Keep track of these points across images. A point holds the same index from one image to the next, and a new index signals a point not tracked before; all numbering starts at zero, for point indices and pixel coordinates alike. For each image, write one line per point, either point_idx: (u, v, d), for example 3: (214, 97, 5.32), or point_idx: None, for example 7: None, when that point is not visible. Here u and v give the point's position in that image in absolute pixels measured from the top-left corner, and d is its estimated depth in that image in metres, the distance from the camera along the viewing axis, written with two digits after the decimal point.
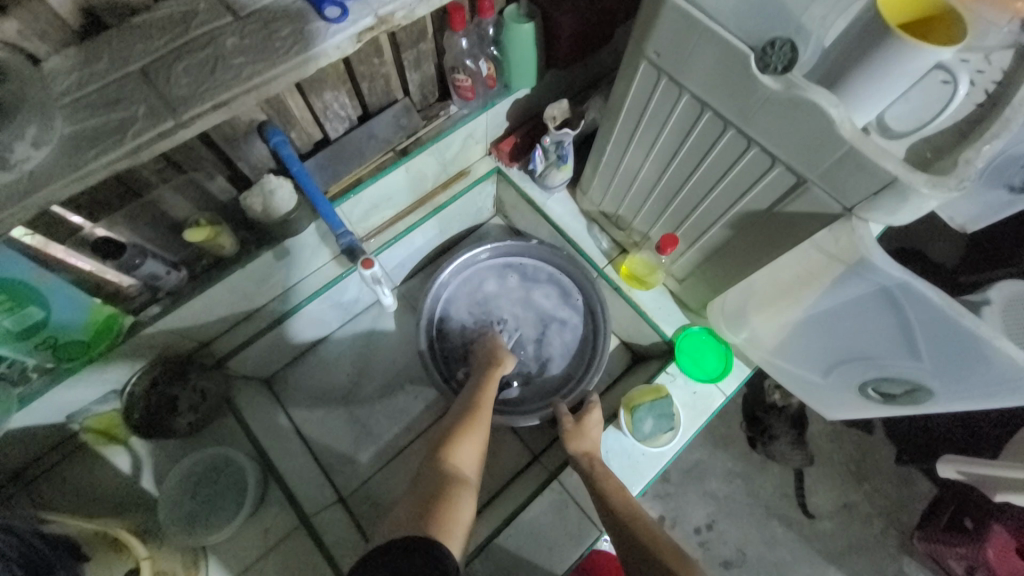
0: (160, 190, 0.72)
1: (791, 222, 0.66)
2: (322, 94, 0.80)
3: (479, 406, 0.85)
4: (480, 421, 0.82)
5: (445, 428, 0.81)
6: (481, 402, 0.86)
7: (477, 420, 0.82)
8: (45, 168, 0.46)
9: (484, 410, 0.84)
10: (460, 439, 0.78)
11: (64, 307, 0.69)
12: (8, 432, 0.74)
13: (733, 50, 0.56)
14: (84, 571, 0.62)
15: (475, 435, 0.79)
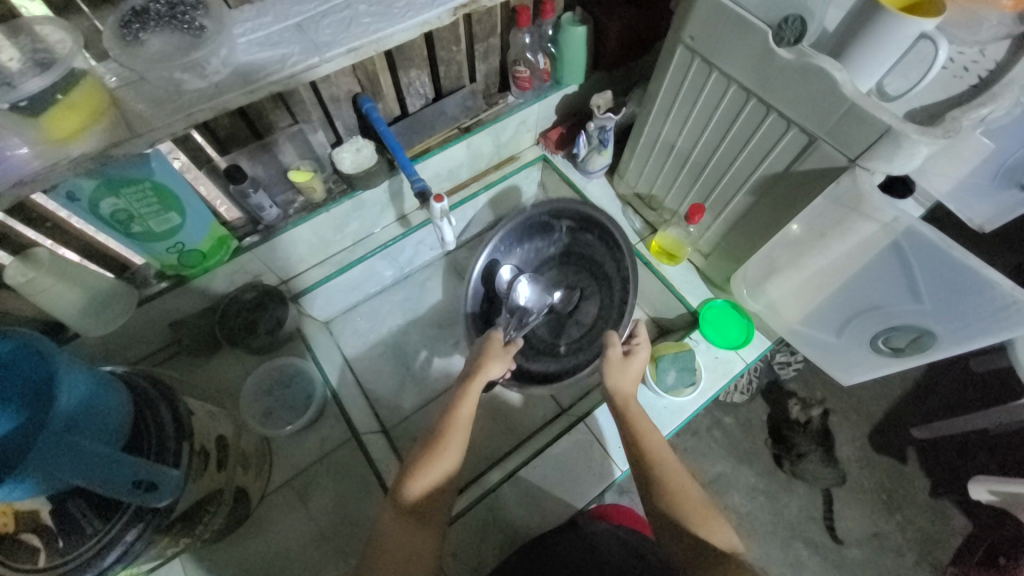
0: (276, 135, 0.89)
1: (805, 179, 0.76)
2: (408, 71, 0.96)
3: (450, 428, 0.77)
4: (452, 444, 0.75)
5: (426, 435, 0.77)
6: (452, 425, 0.77)
7: (444, 451, 0.74)
8: (228, 82, 0.62)
9: (456, 433, 0.76)
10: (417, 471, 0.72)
11: (196, 222, 0.83)
12: (130, 324, 0.90)
13: (755, 30, 0.69)
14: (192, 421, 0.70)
15: (443, 461, 0.73)
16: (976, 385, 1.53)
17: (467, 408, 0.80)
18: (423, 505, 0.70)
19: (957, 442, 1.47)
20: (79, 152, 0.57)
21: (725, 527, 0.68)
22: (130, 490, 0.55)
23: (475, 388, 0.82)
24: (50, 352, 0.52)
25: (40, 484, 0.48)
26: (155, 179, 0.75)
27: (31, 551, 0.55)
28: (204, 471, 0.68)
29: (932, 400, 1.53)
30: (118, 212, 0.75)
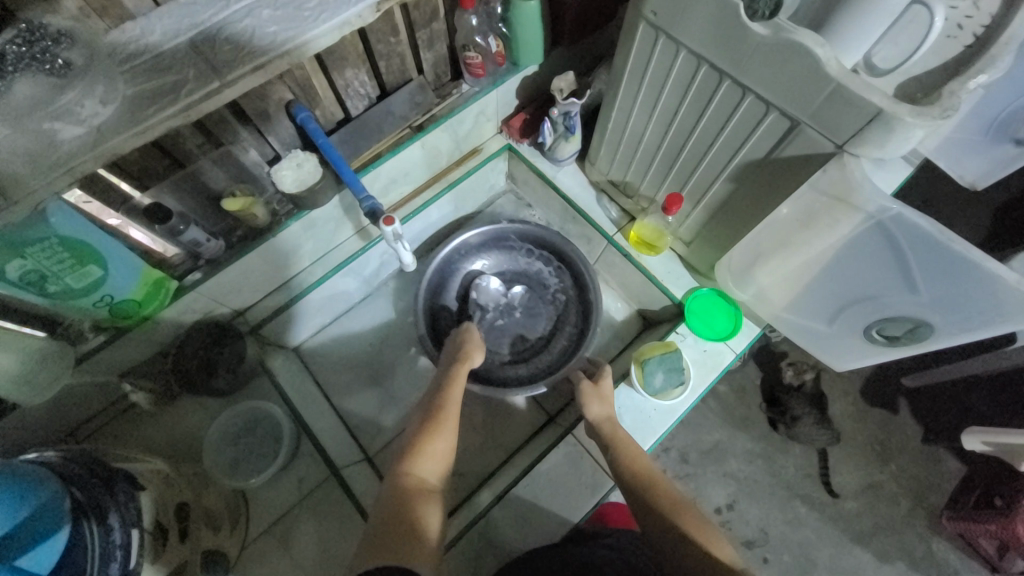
0: (201, 161, 0.79)
1: (789, 166, 0.69)
2: (344, 72, 0.86)
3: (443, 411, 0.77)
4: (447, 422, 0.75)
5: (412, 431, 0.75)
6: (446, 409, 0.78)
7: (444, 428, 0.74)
8: (112, 123, 0.53)
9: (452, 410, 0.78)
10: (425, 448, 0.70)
11: (121, 269, 0.74)
12: (68, 386, 0.82)
13: (724, 2, 0.60)
14: (142, 498, 0.64)
15: (439, 438, 0.72)
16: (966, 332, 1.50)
17: (455, 391, 0.82)
18: (428, 483, 0.67)
19: (949, 390, 1.47)
20: None
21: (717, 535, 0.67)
22: None
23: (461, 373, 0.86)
24: None
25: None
26: (61, 234, 0.66)
27: None
28: (162, 547, 0.64)
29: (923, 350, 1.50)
30: (26, 274, 0.66)
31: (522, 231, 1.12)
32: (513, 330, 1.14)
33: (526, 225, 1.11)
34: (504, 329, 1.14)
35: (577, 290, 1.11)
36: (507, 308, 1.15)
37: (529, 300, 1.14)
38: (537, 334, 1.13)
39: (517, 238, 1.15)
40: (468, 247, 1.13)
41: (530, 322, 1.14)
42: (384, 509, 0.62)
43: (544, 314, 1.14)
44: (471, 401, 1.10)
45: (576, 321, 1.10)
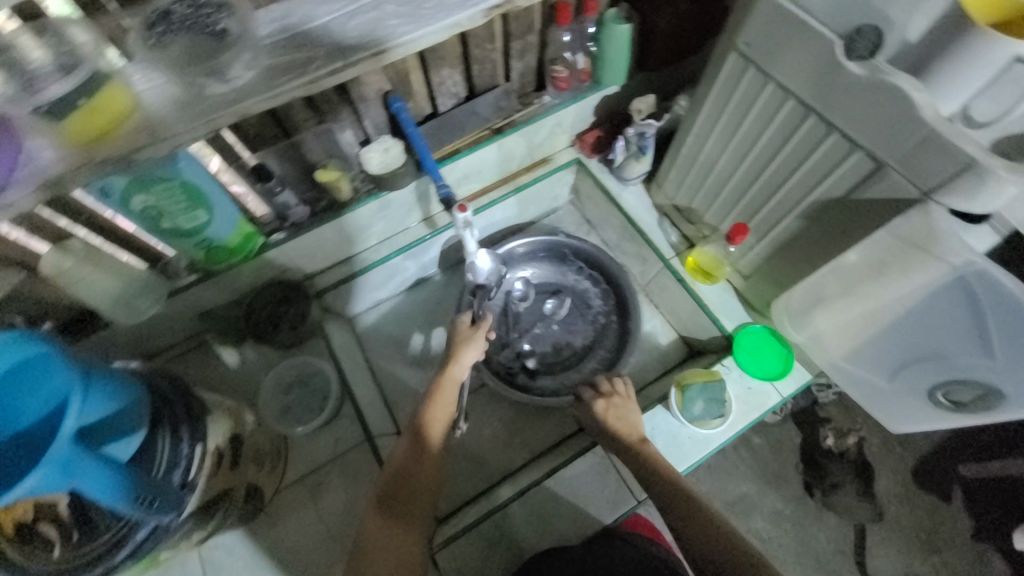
0: (305, 134, 0.88)
1: (867, 208, 0.69)
2: (440, 70, 0.93)
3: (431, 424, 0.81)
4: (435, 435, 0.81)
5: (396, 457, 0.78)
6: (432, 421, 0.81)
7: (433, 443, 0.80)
8: (251, 85, 0.60)
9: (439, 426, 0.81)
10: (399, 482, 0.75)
11: (223, 218, 0.84)
12: (156, 317, 0.92)
13: (820, 39, 0.62)
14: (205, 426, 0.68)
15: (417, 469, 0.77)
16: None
17: (443, 401, 0.83)
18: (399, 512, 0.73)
19: (1015, 487, 1.32)
20: (102, 155, 0.57)
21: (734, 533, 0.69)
22: (131, 506, 0.55)
23: (452, 379, 0.85)
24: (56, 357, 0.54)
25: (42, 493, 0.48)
26: (183, 178, 0.75)
27: (45, 543, 0.61)
28: (219, 470, 0.70)
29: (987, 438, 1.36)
30: (148, 209, 0.77)
31: (578, 249, 1.17)
32: (548, 342, 1.14)
33: (586, 245, 1.15)
34: (540, 339, 1.15)
35: (619, 318, 1.14)
36: (544, 318, 1.17)
37: (569, 315, 1.16)
38: (569, 349, 1.14)
39: (570, 254, 1.18)
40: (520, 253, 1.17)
41: (564, 336, 1.15)
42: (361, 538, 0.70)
43: (582, 332, 1.15)
44: (502, 399, 1.12)
45: (610, 348, 1.12)
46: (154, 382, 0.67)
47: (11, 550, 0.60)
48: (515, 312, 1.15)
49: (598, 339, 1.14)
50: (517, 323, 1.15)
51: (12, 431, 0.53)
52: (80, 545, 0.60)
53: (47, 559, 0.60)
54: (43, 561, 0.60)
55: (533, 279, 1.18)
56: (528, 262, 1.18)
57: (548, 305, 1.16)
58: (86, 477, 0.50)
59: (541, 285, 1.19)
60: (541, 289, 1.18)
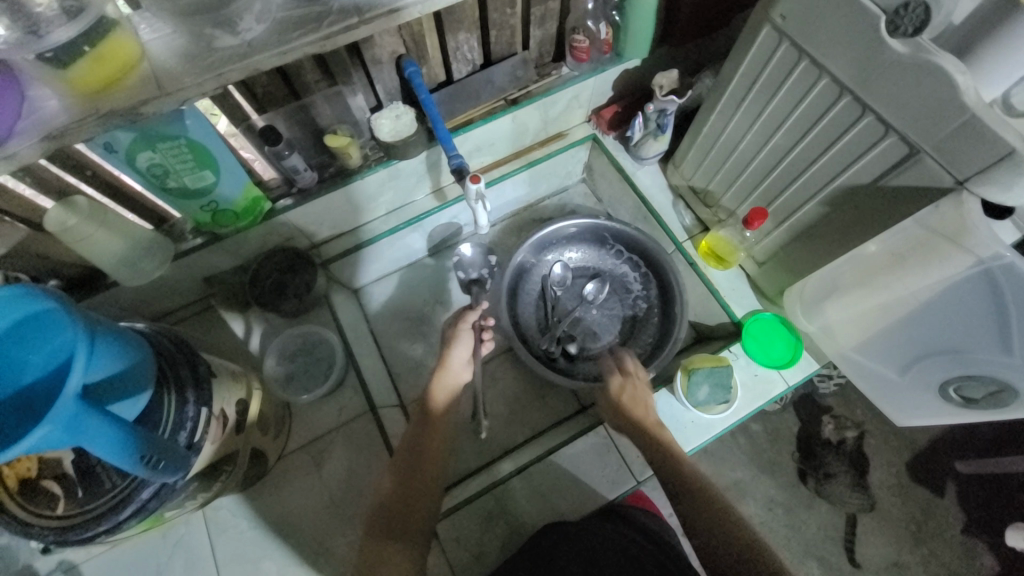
0: (315, 96, 0.85)
1: (895, 196, 0.66)
2: (456, 35, 0.89)
3: (436, 420, 0.84)
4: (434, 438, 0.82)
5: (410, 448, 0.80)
6: (434, 415, 0.84)
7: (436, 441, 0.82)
8: (262, 39, 0.58)
9: (442, 423, 0.84)
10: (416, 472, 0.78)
11: (231, 180, 0.82)
12: (160, 279, 0.91)
13: (863, 12, 0.58)
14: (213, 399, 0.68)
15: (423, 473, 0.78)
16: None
17: (441, 399, 0.86)
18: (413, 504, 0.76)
19: (1003, 479, 1.33)
20: (107, 107, 0.55)
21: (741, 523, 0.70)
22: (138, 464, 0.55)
23: (448, 382, 0.87)
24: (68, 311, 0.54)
25: (47, 449, 0.48)
26: (190, 137, 0.73)
27: (49, 499, 0.60)
28: (224, 432, 0.71)
29: (979, 433, 1.37)
30: (154, 167, 0.75)
31: (619, 231, 1.12)
32: (586, 326, 1.12)
33: (626, 230, 1.11)
34: (579, 324, 1.12)
35: (662, 303, 1.10)
36: (583, 302, 1.14)
37: (608, 300, 1.13)
38: (611, 335, 1.11)
39: (609, 237, 1.14)
40: (558, 235, 1.13)
41: (605, 322, 1.12)
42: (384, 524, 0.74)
43: (622, 317, 1.12)
44: (507, 376, 1.12)
45: (654, 334, 1.08)
46: (160, 343, 0.66)
47: (17, 505, 0.61)
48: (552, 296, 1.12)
49: (636, 325, 1.11)
50: (555, 306, 1.12)
51: (20, 389, 0.52)
52: (86, 502, 0.59)
53: (51, 515, 0.60)
54: (46, 517, 0.60)
55: (572, 263, 1.15)
56: (566, 246, 1.15)
57: (586, 289, 1.13)
58: (86, 435, 0.49)
59: (579, 270, 1.16)
60: (578, 273, 1.15)
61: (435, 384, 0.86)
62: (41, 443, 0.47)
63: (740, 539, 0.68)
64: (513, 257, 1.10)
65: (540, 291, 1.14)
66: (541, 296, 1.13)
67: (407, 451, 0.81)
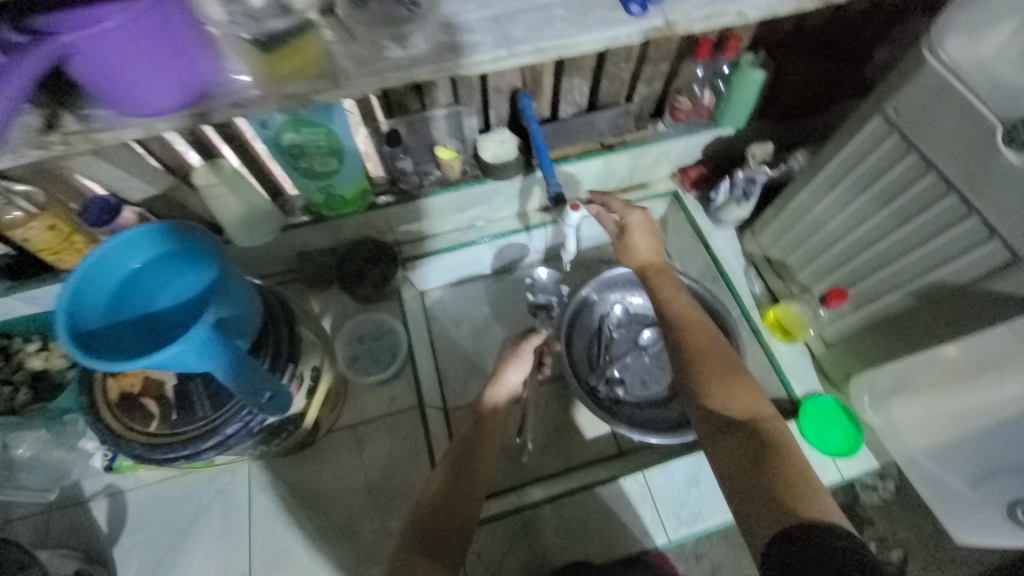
0: (437, 110, 0.95)
1: (993, 300, 0.66)
2: (572, 79, 0.97)
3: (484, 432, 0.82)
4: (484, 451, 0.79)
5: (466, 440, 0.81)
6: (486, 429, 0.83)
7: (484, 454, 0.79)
8: (424, 55, 0.67)
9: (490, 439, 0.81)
10: (474, 459, 0.78)
11: (352, 170, 0.91)
12: (263, 245, 1.00)
13: (982, 119, 0.61)
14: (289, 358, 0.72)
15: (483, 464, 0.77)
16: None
17: (493, 417, 0.86)
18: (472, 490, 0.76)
19: None
20: (288, 89, 0.64)
21: (760, 398, 0.63)
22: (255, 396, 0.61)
23: (497, 398, 0.89)
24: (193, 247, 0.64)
25: (180, 363, 0.55)
26: (330, 127, 0.83)
27: (144, 416, 0.67)
28: (297, 392, 0.76)
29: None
30: (292, 147, 0.85)
31: (685, 286, 1.12)
32: (636, 372, 1.12)
33: (693, 286, 1.10)
34: (629, 368, 1.12)
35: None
36: (637, 348, 1.15)
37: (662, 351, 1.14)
38: (658, 386, 1.11)
39: None
40: (621, 278, 1.16)
41: (655, 371, 1.12)
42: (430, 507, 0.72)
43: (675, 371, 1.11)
44: (548, 404, 1.13)
45: None
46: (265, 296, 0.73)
47: (113, 416, 0.68)
48: (610, 334, 1.15)
49: None
50: (610, 344, 1.15)
51: (148, 312, 0.65)
52: (179, 425, 0.66)
53: (144, 431, 0.67)
54: (140, 433, 0.67)
55: (632, 307, 1.18)
56: (630, 290, 1.18)
57: (642, 336, 1.15)
58: (212, 358, 0.55)
59: (638, 316, 1.18)
60: (636, 318, 1.17)
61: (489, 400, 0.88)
62: (177, 357, 0.54)
63: (747, 416, 0.60)
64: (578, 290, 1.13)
65: (596, 328, 1.16)
66: (597, 333, 1.16)
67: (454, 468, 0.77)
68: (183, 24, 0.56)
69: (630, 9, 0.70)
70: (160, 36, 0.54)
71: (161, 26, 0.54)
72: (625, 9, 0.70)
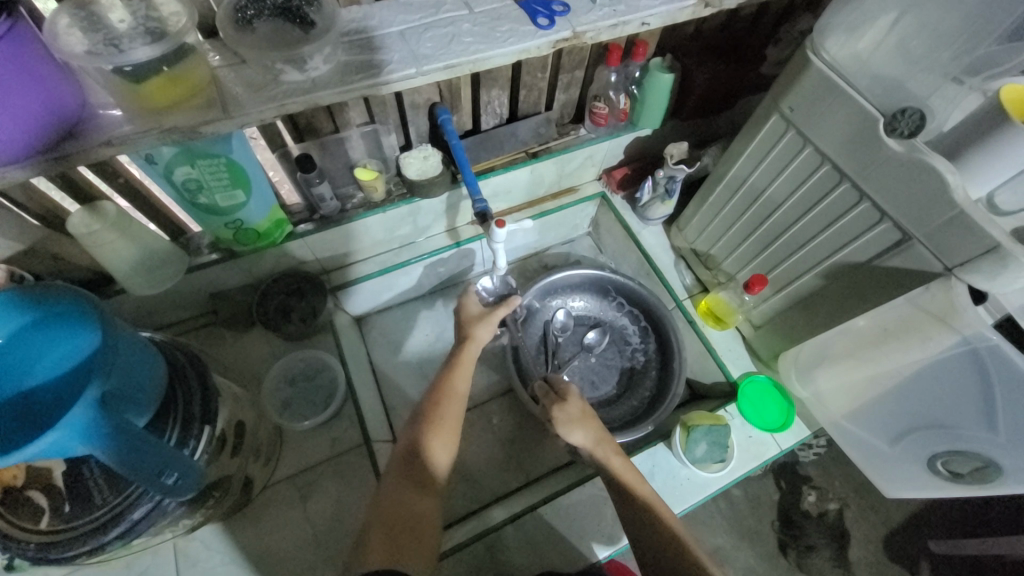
0: (351, 131, 0.90)
1: (887, 276, 0.73)
2: (491, 91, 0.95)
3: (447, 395, 0.79)
4: (448, 416, 0.77)
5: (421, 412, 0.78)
6: (450, 391, 0.80)
7: (446, 419, 0.77)
8: (326, 78, 0.63)
9: (454, 403, 0.79)
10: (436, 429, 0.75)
11: (259, 202, 0.84)
12: (167, 291, 0.90)
13: (862, 112, 0.66)
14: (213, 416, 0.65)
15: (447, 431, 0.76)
16: (1003, 507, 1.36)
17: (461, 373, 0.83)
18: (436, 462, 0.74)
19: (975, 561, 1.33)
20: (171, 123, 0.58)
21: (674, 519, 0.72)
22: (156, 480, 0.54)
23: (470, 353, 0.86)
24: (74, 306, 0.55)
25: (54, 453, 0.47)
26: (231, 157, 0.75)
27: (32, 511, 0.58)
28: (220, 455, 0.69)
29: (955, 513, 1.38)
30: (188, 181, 0.76)
31: (622, 285, 1.16)
32: (584, 373, 1.14)
33: (630, 284, 1.15)
34: (578, 371, 1.14)
35: (660, 359, 1.12)
36: (583, 350, 1.17)
37: (607, 351, 1.16)
38: (606, 385, 1.13)
39: (612, 290, 1.19)
40: (561, 282, 1.17)
41: (603, 371, 1.15)
42: (389, 508, 0.67)
43: (620, 369, 1.15)
44: (502, 415, 1.12)
45: (650, 388, 1.10)
46: (174, 353, 0.67)
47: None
48: (555, 339, 1.16)
49: (632, 378, 1.14)
50: (556, 348, 1.16)
51: (22, 392, 0.56)
52: (72, 518, 0.57)
53: (32, 529, 0.57)
54: (29, 531, 0.57)
55: (575, 311, 1.20)
56: (571, 294, 1.20)
57: (587, 337, 1.17)
58: (98, 442, 0.48)
59: (581, 318, 1.20)
60: (580, 321, 1.20)
61: (463, 355, 0.86)
62: (49, 448, 0.45)
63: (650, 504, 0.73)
64: (520, 298, 1.14)
65: (541, 335, 1.17)
66: (542, 340, 1.16)
67: (412, 448, 0.74)
68: (38, 61, 0.48)
69: (538, 21, 0.70)
70: (11, 77, 0.46)
71: (9, 65, 0.45)
72: (532, 21, 0.70)
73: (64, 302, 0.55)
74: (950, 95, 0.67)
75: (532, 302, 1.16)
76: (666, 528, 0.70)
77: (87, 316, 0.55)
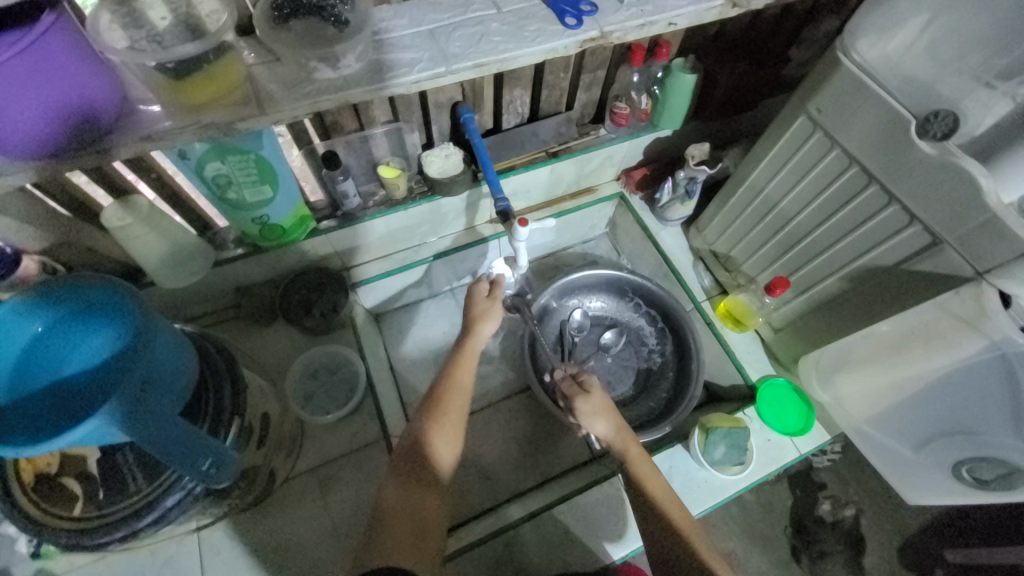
0: (376, 129, 0.91)
1: (916, 280, 0.72)
2: (513, 90, 0.96)
3: (449, 391, 0.79)
4: (450, 419, 0.76)
5: (424, 409, 0.77)
6: (450, 391, 0.79)
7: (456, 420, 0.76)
8: (357, 75, 0.64)
9: (456, 396, 0.78)
10: (438, 430, 0.74)
11: (286, 198, 0.85)
12: (194, 285, 0.92)
13: (894, 113, 0.66)
14: (242, 410, 0.67)
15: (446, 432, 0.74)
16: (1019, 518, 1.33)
17: (463, 372, 0.82)
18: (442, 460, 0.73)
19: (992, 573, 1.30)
20: (208, 119, 0.60)
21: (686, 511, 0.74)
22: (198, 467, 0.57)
23: (472, 348, 0.85)
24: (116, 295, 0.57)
25: (86, 441, 0.48)
26: (261, 153, 0.76)
27: (67, 499, 0.60)
28: (247, 444, 0.70)
29: (975, 525, 1.35)
30: (218, 177, 0.77)
31: (640, 286, 1.16)
32: (601, 374, 1.14)
33: (647, 285, 1.14)
34: (594, 371, 1.14)
35: (677, 361, 1.12)
36: (599, 350, 1.17)
37: (624, 351, 1.16)
38: (623, 386, 1.13)
39: (629, 291, 1.19)
40: (578, 282, 1.18)
41: (619, 372, 1.15)
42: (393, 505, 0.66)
43: (637, 371, 1.15)
44: (518, 413, 1.13)
45: (668, 390, 1.10)
46: (204, 343, 0.68)
47: (30, 502, 0.60)
48: (572, 340, 1.16)
49: (649, 378, 1.14)
50: (572, 348, 1.16)
51: (58, 379, 0.57)
52: (107, 504, 0.59)
53: (66, 516, 0.59)
54: (62, 518, 0.59)
55: (591, 311, 1.20)
56: (588, 294, 1.20)
57: (604, 337, 1.17)
58: (135, 429, 0.49)
59: (597, 319, 1.20)
60: (596, 321, 1.20)
61: (462, 348, 0.84)
62: (88, 434, 0.47)
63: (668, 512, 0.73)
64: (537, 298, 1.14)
65: (558, 334, 1.17)
66: (559, 340, 1.16)
67: (414, 444, 0.73)
68: (82, 55, 0.49)
69: (565, 21, 0.71)
70: (56, 69, 0.47)
71: (53, 58, 0.46)
72: (560, 20, 0.71)
73: (105, 291, 0.57)
74: (982, 100, 0.65)
75: (549, 302, 1.16)
76: (676, 530, 0.71)
77: (125, 305, 0.56)
